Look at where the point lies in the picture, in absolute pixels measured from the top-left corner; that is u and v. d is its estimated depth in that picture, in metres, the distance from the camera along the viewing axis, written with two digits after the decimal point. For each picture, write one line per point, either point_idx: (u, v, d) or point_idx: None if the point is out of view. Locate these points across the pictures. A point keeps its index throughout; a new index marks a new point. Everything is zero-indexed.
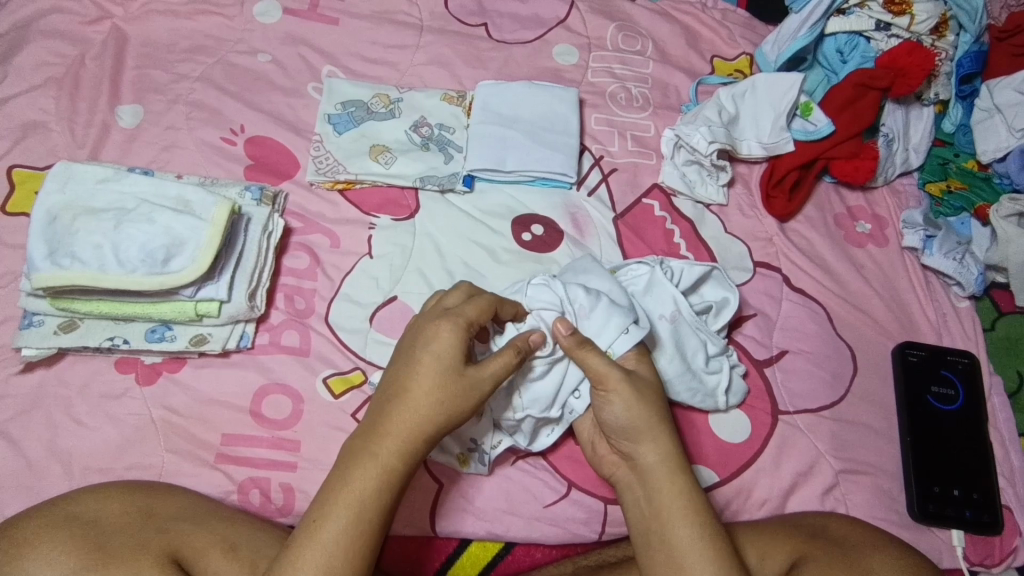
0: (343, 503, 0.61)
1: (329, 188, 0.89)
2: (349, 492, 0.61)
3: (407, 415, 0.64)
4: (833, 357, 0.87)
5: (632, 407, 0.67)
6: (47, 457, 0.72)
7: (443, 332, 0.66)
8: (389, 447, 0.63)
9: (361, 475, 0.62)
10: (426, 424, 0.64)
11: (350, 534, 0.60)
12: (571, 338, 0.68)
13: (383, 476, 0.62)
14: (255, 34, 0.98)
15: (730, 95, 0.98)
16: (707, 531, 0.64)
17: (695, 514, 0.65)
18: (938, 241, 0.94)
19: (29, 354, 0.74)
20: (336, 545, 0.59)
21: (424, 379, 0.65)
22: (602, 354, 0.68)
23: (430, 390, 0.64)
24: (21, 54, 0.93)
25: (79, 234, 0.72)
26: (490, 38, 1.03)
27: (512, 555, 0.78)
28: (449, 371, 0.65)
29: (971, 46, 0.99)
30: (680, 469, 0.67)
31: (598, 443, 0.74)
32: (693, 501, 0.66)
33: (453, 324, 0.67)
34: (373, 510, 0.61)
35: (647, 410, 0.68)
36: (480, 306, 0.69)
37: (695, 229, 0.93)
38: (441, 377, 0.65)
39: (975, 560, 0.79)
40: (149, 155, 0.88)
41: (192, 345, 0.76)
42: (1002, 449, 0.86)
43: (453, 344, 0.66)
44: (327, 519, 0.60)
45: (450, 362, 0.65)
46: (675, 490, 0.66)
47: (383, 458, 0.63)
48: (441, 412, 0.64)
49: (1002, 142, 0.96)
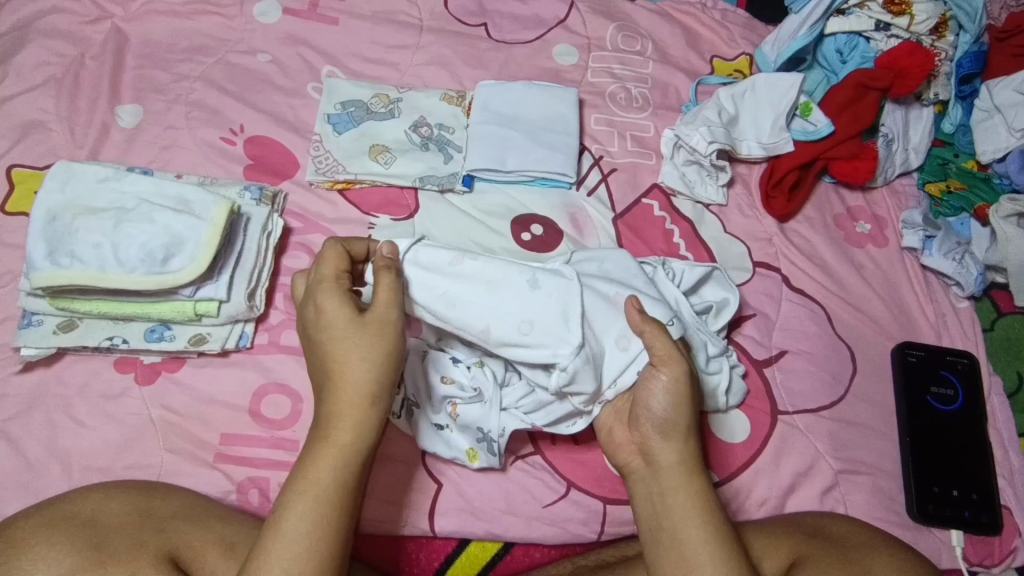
0: (304, 491, 0.61)
1: (328, 187, 0.89)
2: (306, 479, 0.62)
3: (338, 391, 0.64)
4: (832, 357, 0.87)
5: (675, 401, 0.67)
6: (46, 457, 0.72)
7: (326, 302, 0.65)
8: (334, 426, 0.63)
9: (316, 460, 0.62)
10: (354, 390, 0.63)
11: (315, 516, 0.60)
12: (641, 316, 0.69)
13: (334, 453, 0.62)
14: (254, 34, 0.98)
15: (730, 95, 0.97)
16: (719, 534, 0.64)
17: (710, 515, 0.65)
18: (938, 241, 0.94)
19: (28, 353, 0.74)
20: (305, 533, 0.59)
21: (335, 349, 0.64)
22: (670, 338, 0.68)
23: (345, 355, 0.64)
24: (20, 55, 0.93)
25: (79, 233, 0.72)
26: (490, 39, 1.03)
27: (511, 555, 0.78)
28: (351, 333, 0.64)
29: (971, 47, 0.99)
30: (697, 472, 0.67)
31: (618, 430, 0.72)
32: (709, 503, 0.66)
33: (337, 287, 0.66)
34: (335, 489, 0.62)
35: (687, 408, 0.67)
36: (335, 261, 0.67)
37: (694, 229, 0.93)
38: (346, 342, 0.64)
39: (974, 561, 0.79)
40: (149, 154, 0.88)
41: (192, 345, 0.76)
42: (1001, 448, 0.85)
43: (346, 309, 0.65)
44: (290, 509, 0.60)
45: (347, 322, 0.65)
46: (692, 490, 0.66)
47: (334, 439, 0.63)
48: (365, 373, 0.64)
49: (1001, 142, 0.97)
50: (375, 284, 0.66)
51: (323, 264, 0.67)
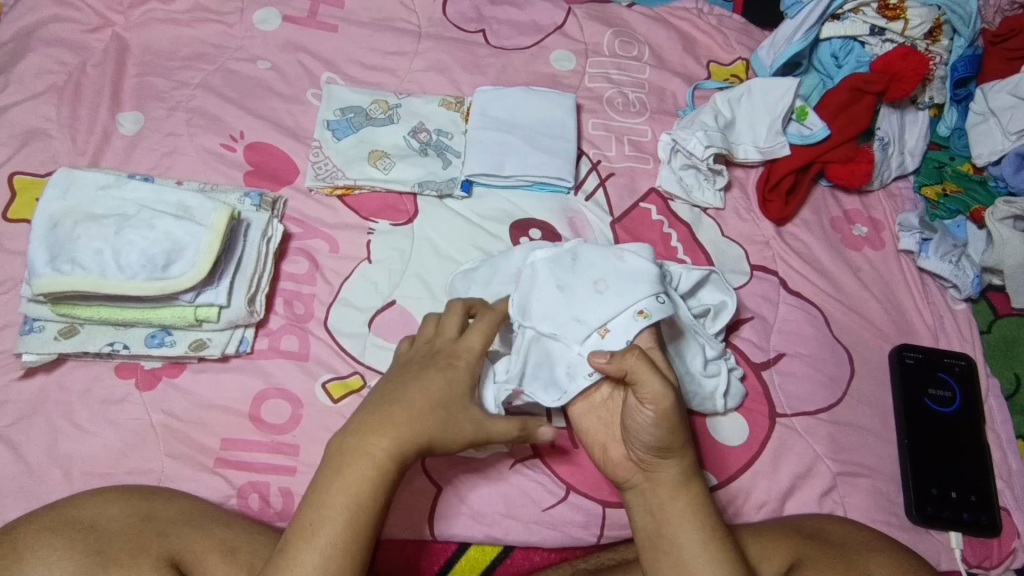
0: (339, 502, 0.61)
1: (327, 193, 0.89)
2: (344, 491, 0.62)
3: (403, 426, 0.65)
4: (831, 360, 0.87)
5: (670, 430, 0.64)
6: (47, 462, 0.72)
7: (458, 365, 0.69)
8: (381, 446, 0.63)
9: (355, 476, 0.62)
10: (419, 434, 0.65)
11: (348, 528, 0.61)
12: (610, 364, 0.65)
13: (378, 472, 0.63)
14: (254, 41, 0.99)
15: (726, 100, 0.98)
16: (716, 537, 0.65)
17: (710, 526, 0.66)
18: (934, 244, 0.95)
19: (29, 359, 0.74)
20: (338, 546, 0.60)
21: (431, 391, 0.67)
22: (653, 372, 0.64)
23: (439, 405, 0.67)
24: (22, 63, 0.94)
25: (80, 240, 0.72)
26: (488, 45, 1.04)
27: (511, 559, 0.79)
28: (456, 400, 0.68)
29: (965, 51, 1.01)
30: (694, 478, 0.68)
31: (608, 446, 0.70)
32: (705, 507, 0.67)
33: (473, 357, 0.70)
34: (367, 507, 0.62)
35: (680, 430, 0.65)
36: (484, 342, 0.71)
37: (693, 233, 0.93)
38: (452, 401, 0.67)
39: (973, 563, 0.79)
40: (149, 162, 0.89)
41: (192, 349, 0.77)
42: (1000, 450, 0.86)
43: (467, 379, 0.69)
44: (324, 520, 0.61)
45: (461, 388, 0.68)
46: (689, 498, 0.67)
47: (376, 456, 0.63)
48: (441, 432, 0.66)
49: (997, 145, 0.98)
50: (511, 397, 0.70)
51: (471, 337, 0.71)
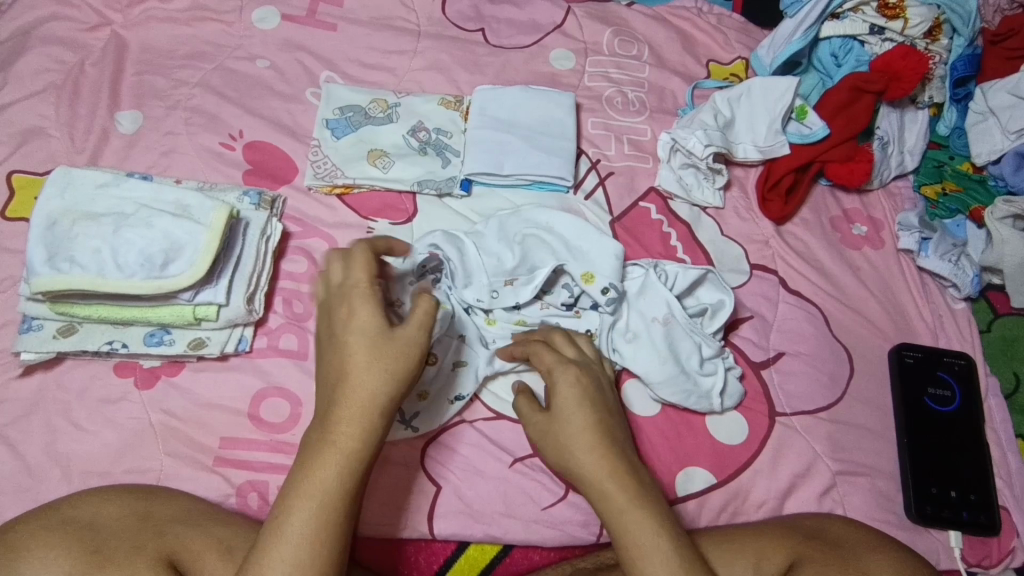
0: (305, 495, 0.61)
1: (326, 192, 0.89)
2: (313, 483, 0.61)
3: (349, 398, 0.63)
4: (830, 359, 0.87)
5: (551, 456, 0.70)
6: (46, 462, 0.72)
7: (359, 309, 0.65)
8: (338, 431, 0.62)
9: (317, 466, 0.61)
10: (364, 399, 0.63)
11: (319, 518, 0.60)
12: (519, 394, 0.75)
13: (339, 456, 0.62)
14: (253, 40, 0.99)
15: (726, 99, 0.98)
16: (633, 545, 0.62)
17: (627, 531, 0.63)
18: (934, 244, 0.95)
19: (28, 358, 0.74)
20: (308, 539, 0.59)
21: (354, 349, 0.64)
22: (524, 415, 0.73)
23: (370, 359, 0.64)
24: (20, 62, 0.93)
25: (78, 238, 0.72)
26: (487, 44, 1.04)
27: (511, 558, 0.78)
28: (377, 343, 0.64)
29: (964, 50, 1.00)
30: (604, 489, 0.65)
31: None
32: (623, 514, 0.63)
33: (370, 297, 0.66)
34: (338, 491, 0.61)
35: (556, 454, 0.69)
36: (361, 269, 0.67)
37: (692, 232, 0.93)
38: (375, 346, 0.64)
39: (973, 562, 0.79)
40: (148, 160, 0.89)
41: (191, 349, 0.76)
42: (999, 450, 0.86)
43: (374, 317, 0.65)
44: (293, 516, 0.60)
45: (376, 332, 0.65)
46: (603, 512, 0.65)
47: (336, 443, 0.62)
48: (379, 383, 0.63)
49: (997, 145, 0.98)
50: (415, 306, 0.67)
51: (351, 273, 0.67)
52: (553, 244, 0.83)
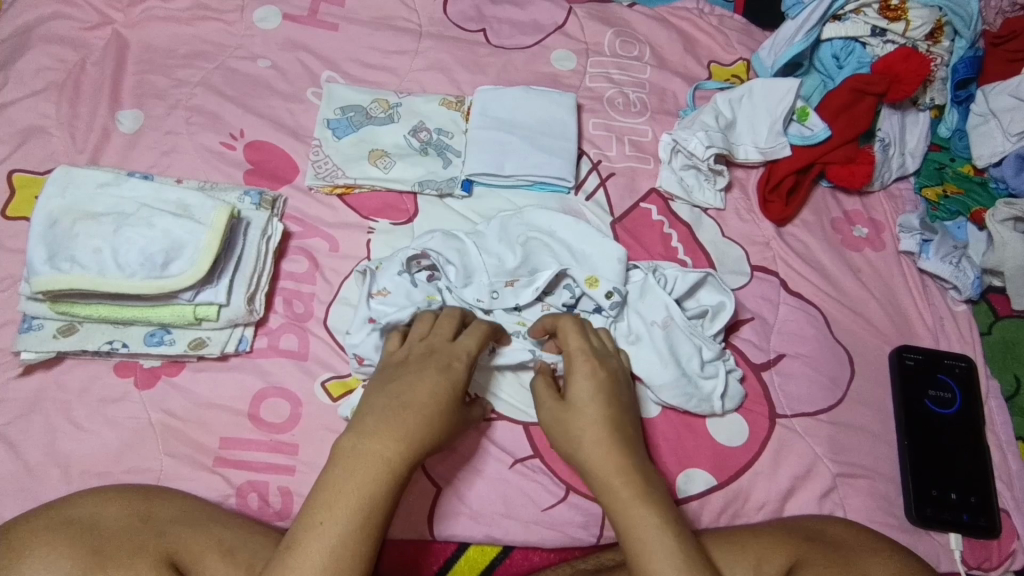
0: (340, 503, 0.60)
1: (327, 192, 0.89)
2: (350, 493, 0.60)
3: (411, 426, 0.64)
4: (830, 361, 0.87)
5: (565, 445, 0.69)
6: (45, 461, 0.72)
7: (451, 360, 0.69)
8: (389, 449, 0.63)
9: (359, 475, 0.61)
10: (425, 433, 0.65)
11: (352, 530, 0.59)
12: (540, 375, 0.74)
13: (387, 475, 0.62)
14: (254, 40, 0.99)
15: (727, 100, 0.98)
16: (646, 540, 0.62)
17: (642, 525, 0.63)
18: (935, 245, 0.95)
19: (28, 358, 0.74)
20: (338, 548, 0.58)
21: (431, 388, 0.67)
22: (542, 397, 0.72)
23: (439, 404, 0.67)
24: (21, 60, 0.93)
25: (79, 238, 0.72)
26: (489, 44, 1.04)
27: (511, 559, 0.79)
28: (452, 390, 0.68)
29: (966, 52, 1.00)
30: (620, 483, 0.65)
31: None
32: (636, 511, 0.63)
33: (464, 355, 0.70)
34: (376, 508, 0.61)
35: (573, 444, 0.68)
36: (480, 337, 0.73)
37: (693, 233, 0.93)
38: (449, 394, 0.68)
39: (973, 564, 0.79)
40: (149, 160, 0.89)
41: (191, 349, 0.76)
42: (1000, 452, 0.86)
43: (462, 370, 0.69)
44: (325, 521, 0.59)
45: (457, 385, 0.69)
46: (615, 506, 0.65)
47: (383, 459, 0.62)
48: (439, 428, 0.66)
49: (998, 147, 0.98)
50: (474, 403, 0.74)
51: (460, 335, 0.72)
52: (555, 247, 0.83)
